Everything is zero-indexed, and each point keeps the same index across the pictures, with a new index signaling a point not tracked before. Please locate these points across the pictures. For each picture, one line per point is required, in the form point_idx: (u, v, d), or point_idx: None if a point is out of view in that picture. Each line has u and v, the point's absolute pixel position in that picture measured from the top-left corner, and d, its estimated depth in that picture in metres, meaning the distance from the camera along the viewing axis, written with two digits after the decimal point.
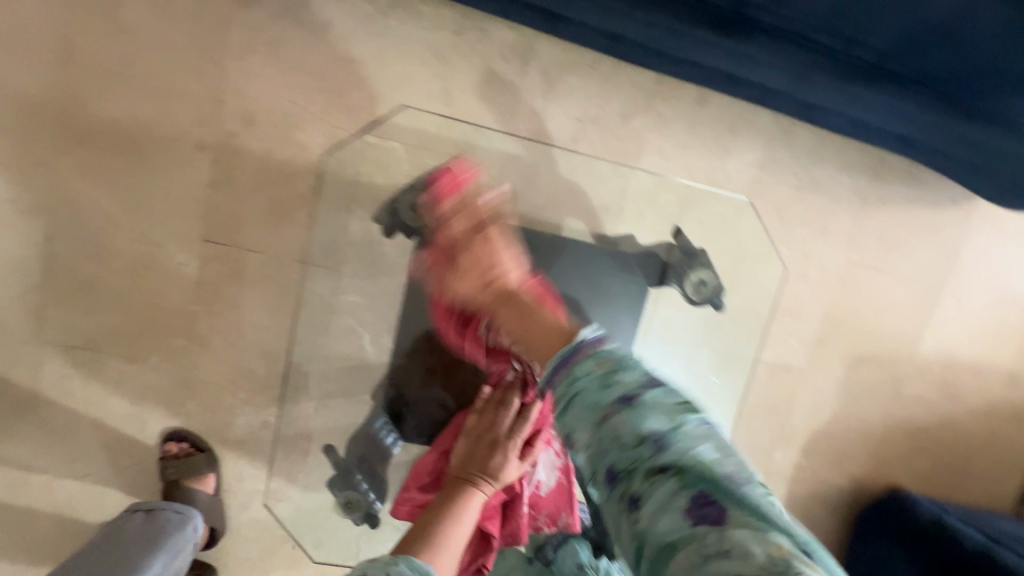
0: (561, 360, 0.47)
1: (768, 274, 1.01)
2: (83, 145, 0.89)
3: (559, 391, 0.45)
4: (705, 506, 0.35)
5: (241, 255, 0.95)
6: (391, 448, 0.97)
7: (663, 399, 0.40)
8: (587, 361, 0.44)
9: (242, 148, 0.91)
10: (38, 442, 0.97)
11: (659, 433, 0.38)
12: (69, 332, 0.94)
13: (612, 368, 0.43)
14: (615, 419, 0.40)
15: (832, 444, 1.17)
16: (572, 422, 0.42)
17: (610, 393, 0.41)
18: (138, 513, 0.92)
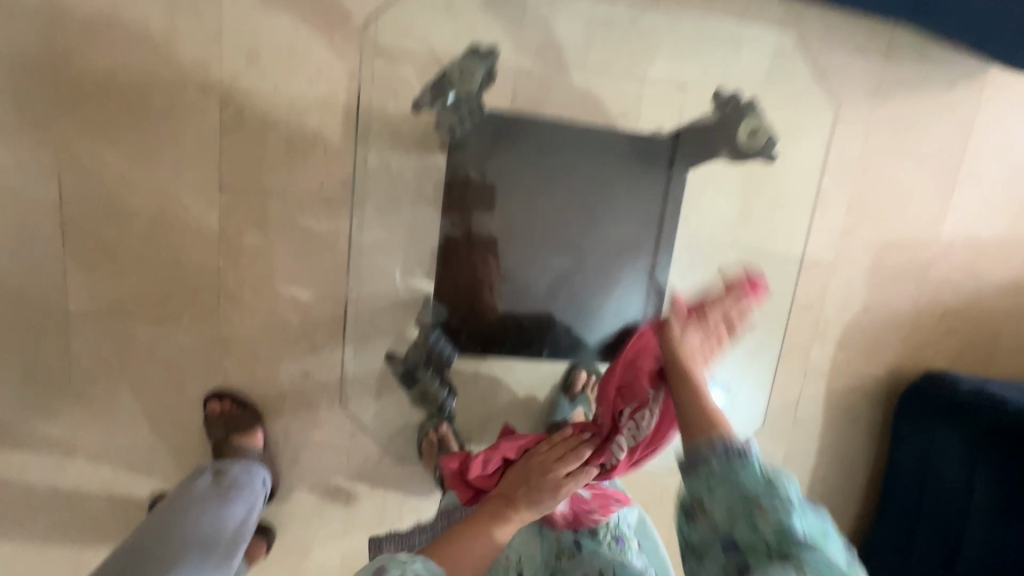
0: (725, 442, 0.52)
1: (811, 157, 1.04)
2: (83, 101, 0.85)
3: (711, 469, 0.50)
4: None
5: (261, 201, 0.92)
6: (450, 356, 0.99)
7: (818, 521, 0.45)
8: (746, 450, 0.51)
9: (248, 88, 0.89)
10: (79, 415, 0.96)
11: (806, 539, 0.43)
12: (95, 300, 0.92)
13: (783, 474, 0.48)
14: (762, 512, 0.45)
15: (866, 336, 1.18)
16: (717, 492, 0.49)
17: (766, 492, 0.46)
18: (206, 475, 0.91)
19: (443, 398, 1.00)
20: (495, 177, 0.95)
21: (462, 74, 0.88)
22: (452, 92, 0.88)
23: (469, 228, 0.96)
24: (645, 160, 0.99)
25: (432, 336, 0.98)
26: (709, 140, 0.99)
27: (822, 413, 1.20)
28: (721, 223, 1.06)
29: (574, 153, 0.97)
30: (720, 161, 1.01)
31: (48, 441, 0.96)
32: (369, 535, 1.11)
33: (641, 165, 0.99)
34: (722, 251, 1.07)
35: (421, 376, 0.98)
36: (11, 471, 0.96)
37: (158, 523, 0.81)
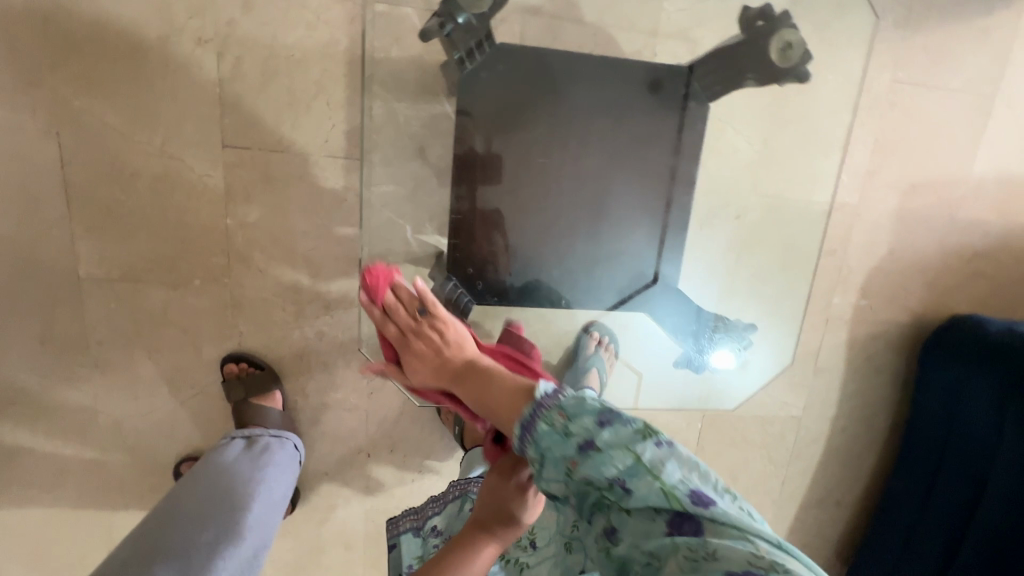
0: (521, 427, 0.49)
1: (834, 97, 0.99)
2: (76, 55, 0.82)
3: (531, 455, 0.48)
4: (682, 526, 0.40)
5: (266, 158, 0.90)
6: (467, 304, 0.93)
7: (616, 435, 0.43)
8: (540, 425, 0.47)
9: (244, 36, 0.85)
10: (98, 380, 0.96)
11: (623, 476, 0.42)
12: (105, 264, 0.91)
13: (567, 416, 0.46)
14: (579, 469, 0.44)
15: (889, 282, 1.15)
16: (548, 481, 0.47)
17: (570, 445, 0.44)
18: (236, 441, 0.91)
19: None
20: (505, 128, 0.91)
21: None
22: (465, 13, 0.84)
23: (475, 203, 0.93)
24: (659, 102, 0.95)
25: (446, 288, 0.93)
26: (733, 69, 0.94)
27: (843, 361, 1.18)
28: (739, 167, 1.02)
29: (584, 96, 0.92)
30: (745, 91, 0.97)
31: (71, 406, 0.97)
32: (391, 493, 1.12)
33: (655, 106, 0.95)
34: (742, 197, 1.04)
35: None
36: (36, 437, 0.97)
37: (207, 490, 0.81)
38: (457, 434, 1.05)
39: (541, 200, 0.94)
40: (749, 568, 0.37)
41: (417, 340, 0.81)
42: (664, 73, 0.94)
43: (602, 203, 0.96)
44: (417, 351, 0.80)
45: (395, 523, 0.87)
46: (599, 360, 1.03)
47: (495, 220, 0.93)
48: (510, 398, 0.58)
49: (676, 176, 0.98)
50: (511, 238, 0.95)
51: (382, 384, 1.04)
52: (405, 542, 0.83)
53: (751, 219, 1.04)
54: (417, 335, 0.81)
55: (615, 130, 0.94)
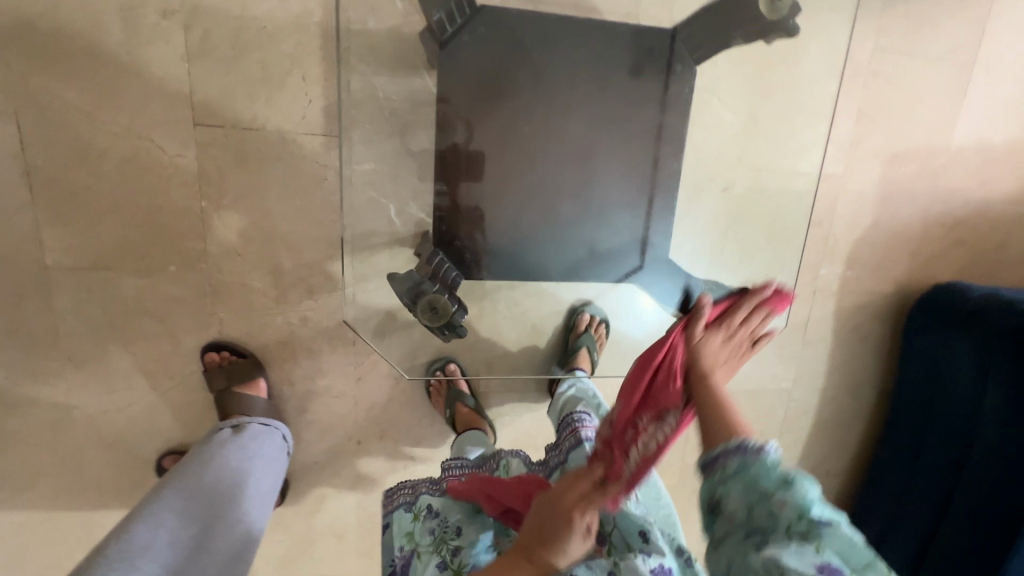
0: (737, 446, 0.55)
1: (818, 65, 0.98)
2: (32, 30, 0.78)
3: (731, 468, 0.54)
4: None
5: (241, 137, 0.86)
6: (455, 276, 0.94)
7: (830, 509, 0.49)
8: (759, 451, 0.53)
9: (212, 8, 0.81)
10: (71, 374, 0.92)
11: (820, 521, 0.47)
12: (74, 252, 0.87)
13: (793, 469, 0.51)
14: (778, 499, 0.49)
15: (874, 252, 1.15)
16: (733, 490, 0.52)
17: (783, 484, 0.50)
18: (225, 429, 0.87)
19: (454, 313, 0.94)
20: (489, 98, 0.91)
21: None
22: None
23: (454, 198, 0.94)
24: (647, 81, 0.96)
25: (434, 260, 0.92)
26: (716, 30, 0.94)
27: (831, 333, 1.19)
28: (725, 138, 1.02)
29: (566, 65, 0.92)
30: (729, 53, 0.97)
31: (43, 403, 0.93)
32: (382, 482, 1.10)
33: (636, 75, 0.95)
34: (728, 169, 1.03)
35: (435, 289, 0.92)
36: (7, 436, 0.93)
37: (193, 485, 0.75)
38: (449, 418, 1.04)
39: (529, 185, 0.96)
40: None
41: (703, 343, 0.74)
42: (645, 42, 0.95)
43: (587, 185, 0.98)
44: (709, 347, 0.73)
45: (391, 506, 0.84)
46: (588, 340, 1.03)
47: (480, 194, 0.94)
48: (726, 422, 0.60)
49: (659, 155, 1.00)
50: (495, 228, 0.96)
51: (369, 370, 1.02)
52: (398, 521, 0.80)
53: (738, 190, 1.04)
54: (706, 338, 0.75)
55: (598, 100, 0.95)
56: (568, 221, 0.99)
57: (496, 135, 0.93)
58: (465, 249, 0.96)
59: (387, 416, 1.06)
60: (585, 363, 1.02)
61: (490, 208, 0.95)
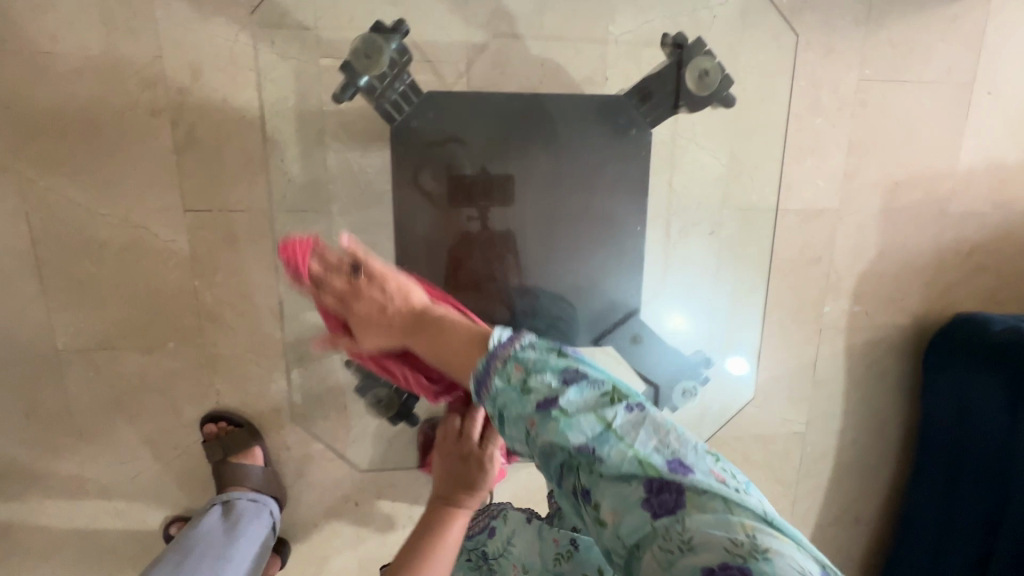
0: (486, 366, 0.58)
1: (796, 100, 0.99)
2: (39, 137, 0.85)
3: (495, 408, 0.56)
4: (651, 492, 0.44)
5: (228, 218, 0.91)
6: None
7: (580, 393, 0.51)
8: (501, 384, 0.55)
9: (196, 103, 0.87)
10: (82, 448, 0.98)
11: (588, 442, 0.48)
12: (81, 335, 0.93)
13: (529, 376, 0.54)
14: (543, 425, 0.50)
15: (883, 283, 1.09)
16: (511, 434, 0.54)
17: (530, 402, 0.52)
18: (216, 508, 0.93)
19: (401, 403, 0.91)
20: (449, 160, 0.89)
21: (369, 52, 0.82)
22: (366, 75, 0.83)
23: (486, 223, 0.92)
24: (618, 133, 0.92)
25: None
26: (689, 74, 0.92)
27: (843, 371, 1.13)
28: (708, 179, 0.99)
29: (526, 124, 0.90)
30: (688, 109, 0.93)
31: (59, 477, 0.98)
32: (384, 539, 1.10)
33: (607, 125, 0.92)
34: (712, 216, 1.00)
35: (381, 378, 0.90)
36: (29, 507, 0.99)
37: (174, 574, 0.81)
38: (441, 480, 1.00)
39: (548, 214, 0.93)
40: (727, 551, 0.40)
41: (368, 301, 0.80)
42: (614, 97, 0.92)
43: (558, 246, 0.94)
44: (373, 305, 0.80)
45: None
46: None
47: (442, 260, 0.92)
48: (464, 344, 0.67)
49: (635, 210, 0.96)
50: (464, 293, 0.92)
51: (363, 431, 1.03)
52: None
53: (728, 232, 1.01)
54: (368, 296, 0.80)
55: (567, 150, 0.91)
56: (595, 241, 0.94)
57: (460, 202, 0.91)
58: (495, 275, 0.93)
59: (381, 475, 1.06)
60: None
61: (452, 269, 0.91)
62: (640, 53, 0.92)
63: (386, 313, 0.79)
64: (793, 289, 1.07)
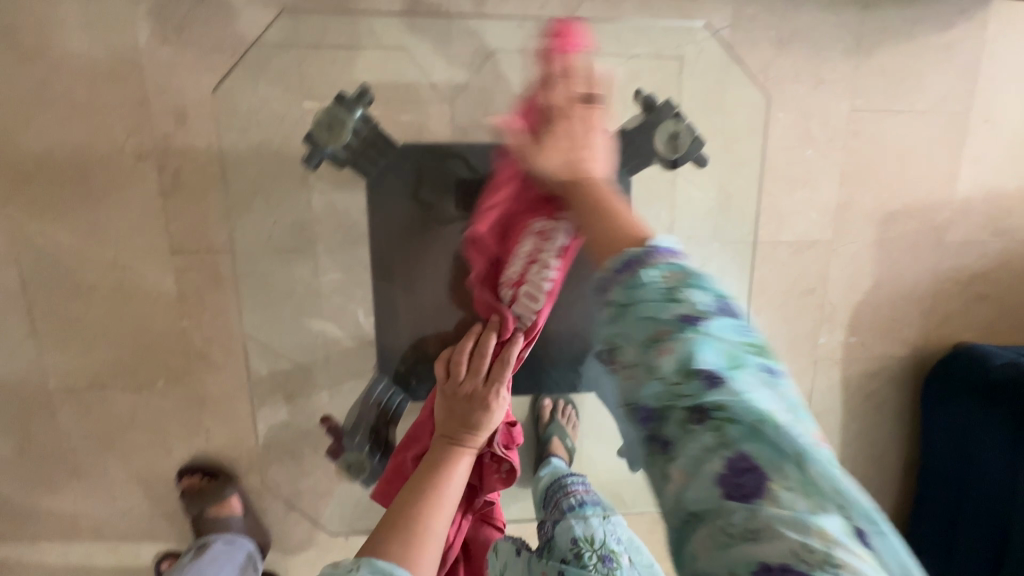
0: (623, 262, 0.45)
1: (785, 133, 0.97)
2: (28, 184, 0.86)
3: (617, 295, 0.44)
4: (736, 465, 0.37)
5: (215, 259, 0.92)
6: (398, 408, 0.93)
7: (727, 332, 0.41)
8: (643, 276, 0.43)
9: (182, 147, 0.87)
10: (74, 486, 0.99)
11: (714, 378, 0.39)
12: (72, 375, 0.94)
13: (682, 283, 0.42)
14: (670, 343, 0.41)
15: (879, 314, 1.07)
16: (623, 331, 0.44)
17: (670, 312, 0.41)
18: (192, 551, 0.97)
19: (372, 464, 0.93)
20: (430, 207, 0.88)
21: (331, 125, 0.84)
22: (330, 146, 0.84)
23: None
24: None
25: (375, 392, 0.94)
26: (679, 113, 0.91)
27: (840, 403, 1.11)
28: (698, 213, 0.95)
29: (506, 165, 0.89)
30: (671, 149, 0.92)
31: (53, 513, 0.99)
32: None
33: None
34: (706, 248, 0.94)
35: (354, 441, 0.95)
36: (26, 542, 1.00)
37: None
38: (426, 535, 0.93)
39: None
40: (794, 561, 0.34)
41: (563, 130, 0.74)
42: None
43: None
44: (564, 141, 0.73)
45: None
46: (557, 428, 0.95)
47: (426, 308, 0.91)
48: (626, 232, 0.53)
49: None
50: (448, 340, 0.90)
51: None
52: None
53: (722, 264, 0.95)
54: (569, 128, 0.74)
55: None
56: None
57: (438, 250, 0.88)
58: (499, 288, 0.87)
59: None
60: (561, 451, 0.95)
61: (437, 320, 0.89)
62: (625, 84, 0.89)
63: (574, 158, 0.71)
64: (787, 321, 1.05)
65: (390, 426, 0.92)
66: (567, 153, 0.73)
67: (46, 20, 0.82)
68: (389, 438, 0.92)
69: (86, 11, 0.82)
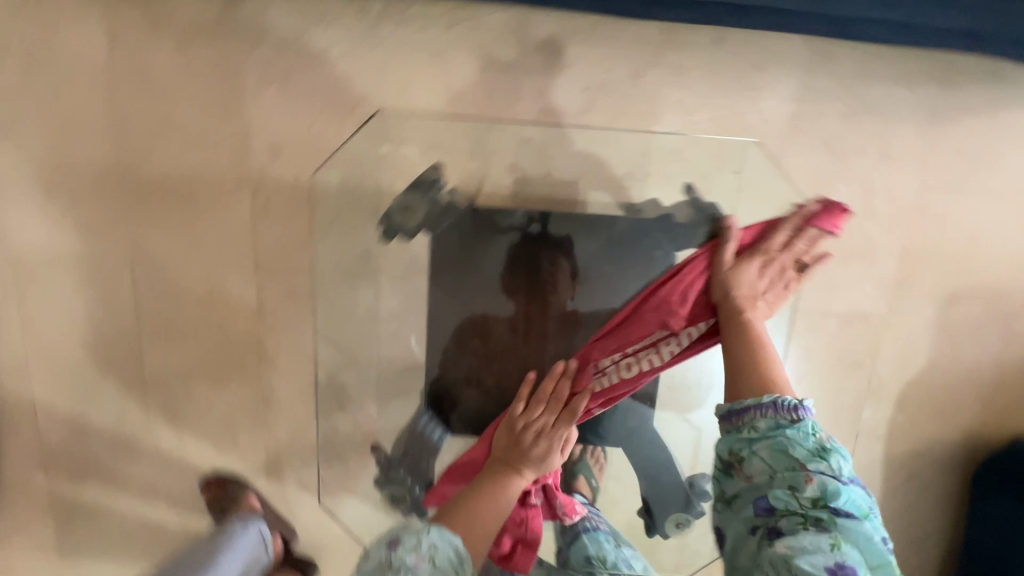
0: (772, 403, 0.59)
1: (847, 206, 0.96)
2: (146, 199, 1.01)
3: (761, 428, 0.59)
4: (846, 575, 0.48)
5: (292, 277, 1.03)
6: (437, 441, 1.02)
7: (848, 487, 0.54)
8: (794, 417, 0.58)
9: (273, 178, 0.99)
10: (154, 459, 1.13)
11: (832, 508, 0.52)
12: (163, 364, 1.08)
13: (817, 437, 0.56)
14: (804, 474, 0.54)
15: (931, 395, 1.04)
16: (759, 456, 0.57)
17: (806, 456, 0.55)
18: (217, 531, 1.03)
19: (412, 494, 1.02)
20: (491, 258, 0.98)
21: (405, 207, 0.97)
22: (406, 226, 0.97)
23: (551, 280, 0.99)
24: (646, 237, 0.95)
25: (420, 423, 1.03)
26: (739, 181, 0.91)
27: (879, 480, 1.08)
28: None
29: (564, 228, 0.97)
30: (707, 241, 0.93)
31: (135, 480, 1.14)
32: None
33: (634, 233, 0.96)
34: None
35: (397, 473, 1.04)
36: (109, 503, 1.15)
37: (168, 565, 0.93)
38: None
39: (597, 249, 0.97)
40: None
41: (762, 270, 0.79)
42: (647, 207, 0.95)
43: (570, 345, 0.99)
44: (766, 275, 0.78)
45: (400, 544, 0.47)
46: (584, 467, 0.93)
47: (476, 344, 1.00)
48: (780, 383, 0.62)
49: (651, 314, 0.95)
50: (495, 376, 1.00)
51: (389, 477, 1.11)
52: None
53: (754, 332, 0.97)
54: (777, 278, 0.79)
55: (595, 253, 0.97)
56: (645, 268, 0.94)
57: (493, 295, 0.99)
58: (543, 285, 0.99)
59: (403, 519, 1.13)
60: (585, 489, 0.93)
61: (489, 355, 1.00)
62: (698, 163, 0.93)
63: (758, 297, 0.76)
64: (829, 391, 1.04)
65: (430, 458, 1.02)
66: (762, 282, 0.78)
67: (175, 63, 0.95)
68: (426, 471, 1.02)
69: (207, 57, 0.94)
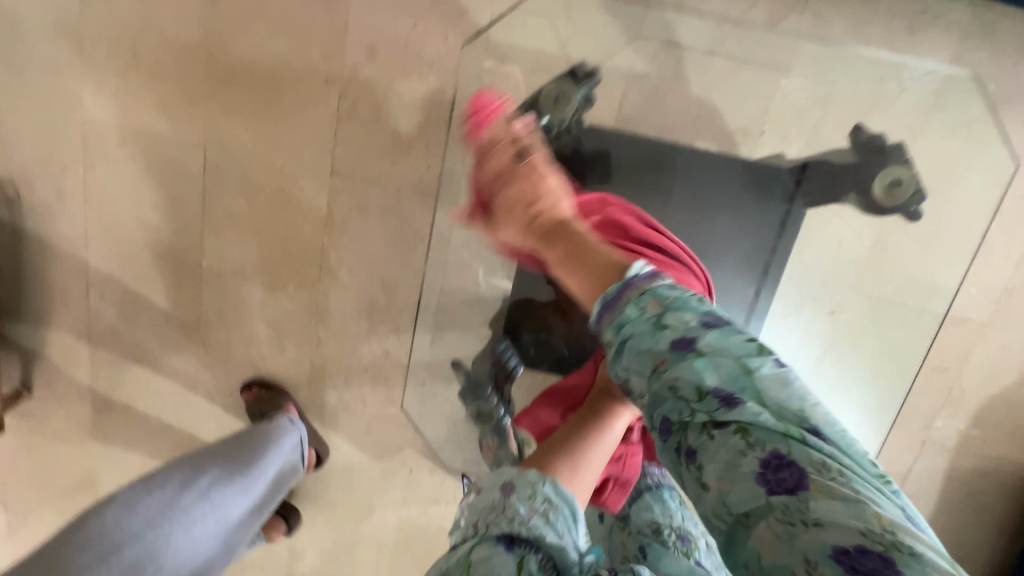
0: (605, 305, 0.47)
1: (985, 199, 0.85)
2: (229, 84, 0.96)
3: (610, 338, 0.45)
4: (779, 470, 0.35)
5: (367, 188, 0.98)
6: (515, 368, 0.94)
7: (731, 341, 0.40)
8: (624, 309, 0.44)
9: (365, 79, 0.93)
10: (199, 354, 1.12)
11: (725, 391, 0.37)
12: (222, 260, 1.05)
13: (664, 308, 0.42)
14: (673, 368, 0.39)
15: (1013, 414, 0.98)
16: (630, 370, 0.42)
17: (664, 339, 0.41)
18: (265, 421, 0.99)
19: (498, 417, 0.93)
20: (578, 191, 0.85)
21: (559, 98, 0.86)
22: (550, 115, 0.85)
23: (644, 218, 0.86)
24: (760, 198, 0.89)
25: (499, 347, 0.96)
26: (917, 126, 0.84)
27: (939, 493, 1.03)
28: (847, 262, 0.91)
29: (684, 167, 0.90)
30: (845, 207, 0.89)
31: (177, 373, 1.13)
32: (427, 510, 1.17)
33: (755, 188, 0.89)
34: (834, 302, 0.93)
35: (483, 392, 0.96)
36: (148, 392, 1.15)
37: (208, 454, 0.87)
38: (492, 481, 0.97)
39: (691, 194, 0.89)
40: (859, 537, 0.32)
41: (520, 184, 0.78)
42: (770, 162, 0.89)
43: None
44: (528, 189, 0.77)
45: (515, 491, 0.47)
46: None
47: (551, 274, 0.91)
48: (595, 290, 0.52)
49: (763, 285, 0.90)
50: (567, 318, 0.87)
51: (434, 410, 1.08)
52: None
53: (847, 317, 0.93)
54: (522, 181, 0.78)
55: (716, 201, 0.89)
56: (761, 223, 0.89)
57: None
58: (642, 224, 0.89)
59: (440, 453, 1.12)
60: None
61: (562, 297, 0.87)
62: (820, 129, 0.88)
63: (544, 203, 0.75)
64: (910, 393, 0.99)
65: (508, 382, 0.94)
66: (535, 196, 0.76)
67: None
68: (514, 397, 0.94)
69: None
